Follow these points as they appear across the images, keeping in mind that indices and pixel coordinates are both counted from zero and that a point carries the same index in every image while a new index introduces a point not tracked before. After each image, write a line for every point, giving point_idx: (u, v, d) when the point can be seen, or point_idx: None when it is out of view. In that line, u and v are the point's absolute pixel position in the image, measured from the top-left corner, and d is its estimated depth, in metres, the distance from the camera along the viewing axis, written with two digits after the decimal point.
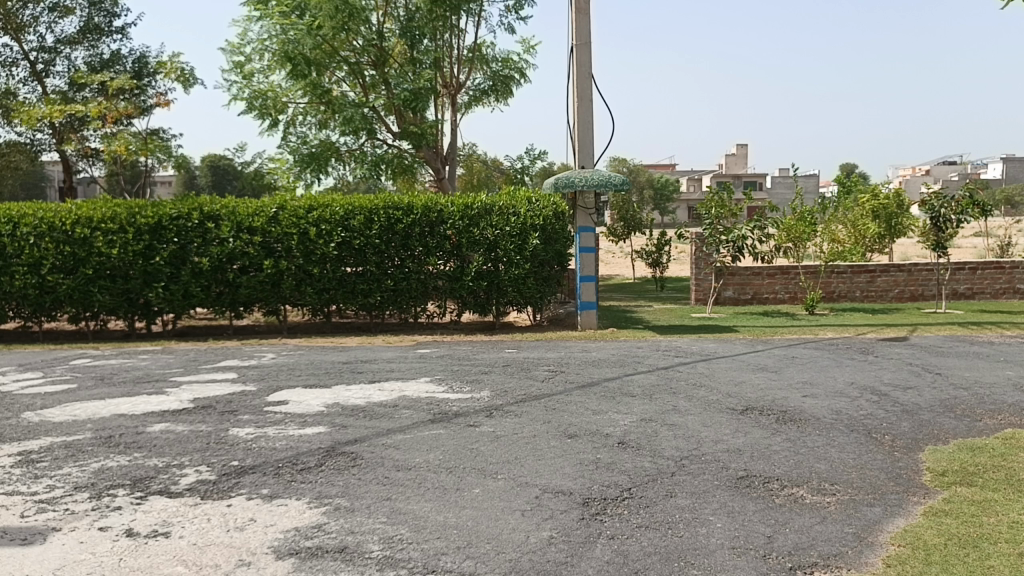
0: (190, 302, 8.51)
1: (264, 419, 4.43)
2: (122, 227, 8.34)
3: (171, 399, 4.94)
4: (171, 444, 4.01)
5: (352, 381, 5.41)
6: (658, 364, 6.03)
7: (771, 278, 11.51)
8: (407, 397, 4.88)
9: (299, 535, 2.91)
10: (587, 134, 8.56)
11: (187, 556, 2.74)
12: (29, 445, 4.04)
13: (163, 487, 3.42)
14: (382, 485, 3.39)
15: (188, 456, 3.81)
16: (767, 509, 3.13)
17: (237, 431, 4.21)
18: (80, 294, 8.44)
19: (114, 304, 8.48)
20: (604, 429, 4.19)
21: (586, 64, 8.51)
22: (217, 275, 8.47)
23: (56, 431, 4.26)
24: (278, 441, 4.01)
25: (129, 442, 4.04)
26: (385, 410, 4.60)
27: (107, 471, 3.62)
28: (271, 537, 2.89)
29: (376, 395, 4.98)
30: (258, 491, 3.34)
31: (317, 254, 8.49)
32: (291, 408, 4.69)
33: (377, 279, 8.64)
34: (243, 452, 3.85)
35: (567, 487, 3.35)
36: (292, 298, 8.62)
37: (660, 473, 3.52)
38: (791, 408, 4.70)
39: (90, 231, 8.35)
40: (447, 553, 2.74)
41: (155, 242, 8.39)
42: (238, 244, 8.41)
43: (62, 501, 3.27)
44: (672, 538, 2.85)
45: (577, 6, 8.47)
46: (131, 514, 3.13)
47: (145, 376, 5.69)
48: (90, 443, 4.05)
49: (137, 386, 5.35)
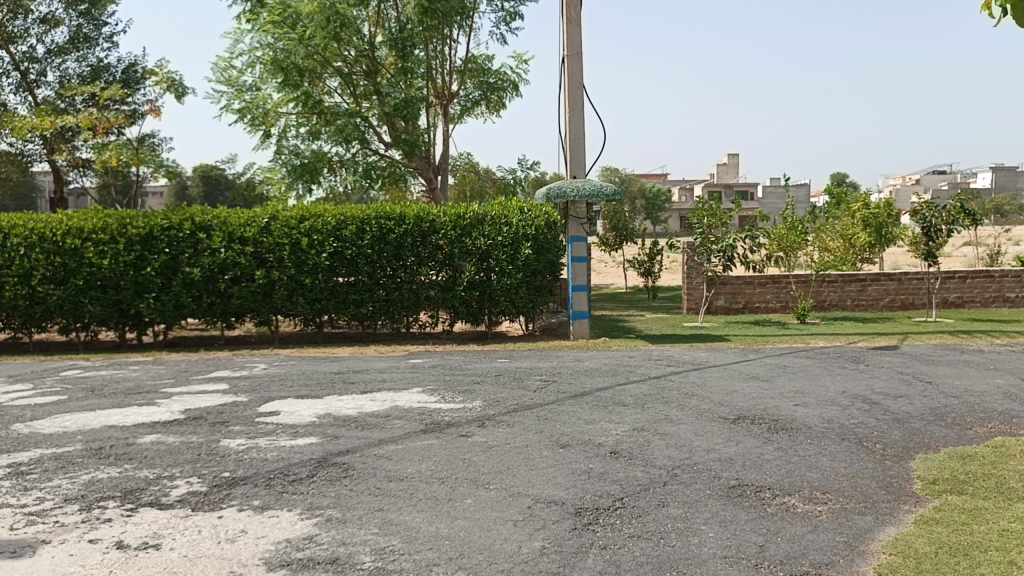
0: (182, 313, 8.48)
1: (256, 430, 4.42)
2: (113, 237, 8.33)
3: (162, 410, 4.92)
4: (162, 455, 3.99)
5: (344, 391, 5.40)
6: (651, 374, 6.04)
7: (763, 286, 11.54)
8: (400, 408, 4.87)
9: (291, 546, 2.90)
10: (579, 143, 8.58)
11: (178, 568, 2.73)
12: (19, 457, 4.02)
13: (154, 499, 3.40)
14: (374, 496, 3.38)
15: (179, 467, 3.79)
16: (759, 518, 3.14)
17: (228, 442, 4.20)
18: (71, 305, 8.40)
19: (105, 315, 8.44)
20: (597, 438, 4.20)
21: (578, 74, 8.54)
22: (209, 285, 8.45)
23: (46, 443, 4.24)
24: (270, 452, 4.00)
25: (119, 454, 4.02)
26: (378, 420, 4.59)
27: (97, 483, 3.60)
28: (263, 548, 2.88)
29: (369, 405, 4.97)
30: (250, 502, 3.33)
31: (309, 264, 8.48)
32: (282, 418, 4.67)
33: (369, 289, 8.63)
34: (235, 463, 3.84)
35: (560, 497, 3.35)
36: (284, 308, 8.59)
37: (652, 482, 3.52)
38: (782, 417, 4.72)
39: (80, 242, 8.33)
40: (439, 564, 2.73)
41: (147, 252, 8.36)
42: (230, 254, 8.39)
43: (51, 513, 3.25)
44: (665, 547, 2.86)
45: (569, 17, 8.51)
46: (121, 526, 3.11)
47: (136, 387, 5.67)
48: (80, 454, 4.03)
49: (128, 397, 5.33)
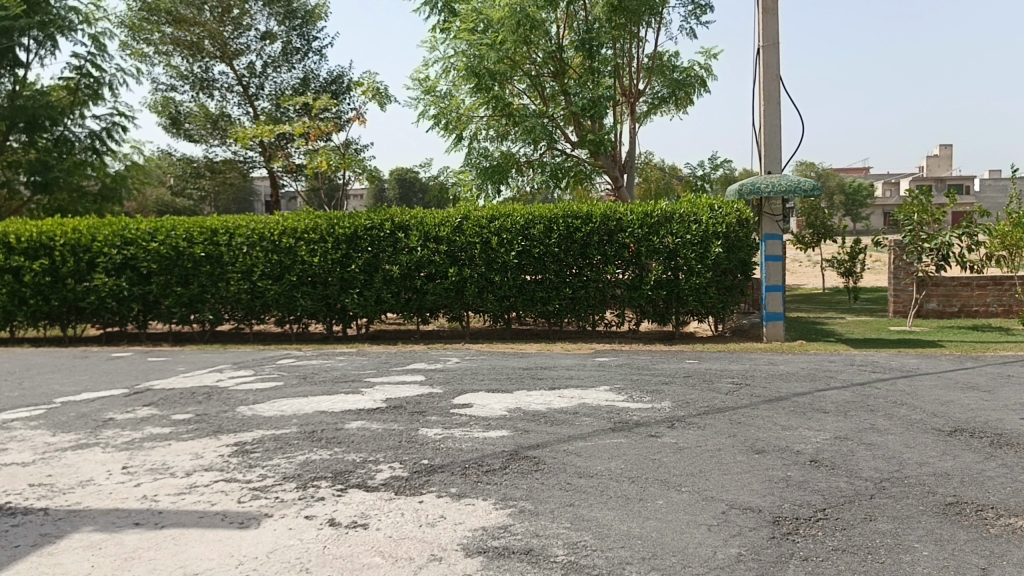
0: (382, 308, 9.00)
1: (451, 421, 4.61)
2: (323, 236, 8.98)
3: (365, 398, 5.25)
4: (368, 440, 4.26)
5: (533, 387, 5.52)
6: (852, 380, 5.69)
7: (982, 289, 10.59)
8: (588, 405, 4.91)
9: (487, 535, 3.00)
10: (774, 137, 8.25)
11: (385, 547, 2.90)
12: (244, 436, 4.44)
13: (361, 481, 3.63)
14: (566, 491, 3.43)
15: (382, 453, 4.03)
16: (981, 540, 2.88)
17: (426, 431, 4.41)
18: (285, 299, 9.13)
19: (314, 308, 9.11)
20: (794, 445, 4.02)
21: (774, 65, 8.20)
22: (406, 281, 8.91)
23: (266, 425, 4.65)
24: (465, 443, 4.16)
25: (329, 438, 4.34)
26: (567, 417, 4.65)
27: (311, 463, 3.90)
28: (461, 534, 3.00)
29: (558, 401, 5.04)
30: (448, 490, 3.48)
31: (499, 262, 8.73)
32: (476, 411, 4.84)
33: (556, 288, 8.75)
34: (432, 451, 4.03)
35: (755, 504, 3.24)
36: (474, 305, 8.89)
37: (857, 494, 3.33)
38: (1008, 431, 4.29)
39: (294, 241, 9.03)
40: (632, 562, 2.73)
41: (351, 251, 8.95)
42: (426, 253, 8.80)
43: (273, 489, 3.56)
44: (873, 564, 2.69)
45: (764, 6, 8.20)
46: (333, 505, 3.36)
47: (342, 377, 6.09)
48: (296, 437, 4.39)
49: (335, 385, 5.73)
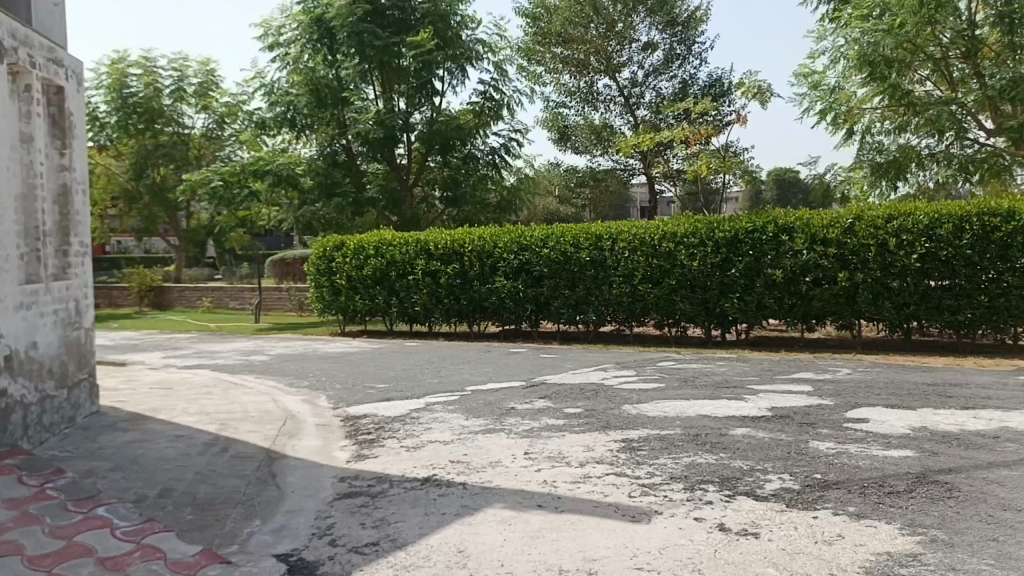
0: (764, 314, 8.72)
1: (845, 435, 4.31)
2: (704, 241, 8.89)
3: (749, 406, 5.13)
4: (754, 448, 4.16)
5: (942, 405, 4.93)
6: None
7: None
8: (1013, 430, 4.26)
9: (893, 561, 2.74)
10: None
11: (778, 559, 2.80)
12: (631, 434, 4.60)
13: (750, 489, 3.55)
14: (990, 524, 3.00)
15: (770, 462, 3.91)
16: None
17: (817, 444, 4.17)
18: (666, 303, 9.25)
19: (694, 313, 9.11)
20: None
21: None
22: (791, 286, 8.52)
23: (652, 425, 4.77)
24: (862, 460, 3.86)
25: (714, 442, 4.32)
26: (986, 441, 4.08)
27: (698, 466, 3.91)
28: (863, 557, 2.78)
29: (974, 423, 4.45)
30: (845, 508, 3.25)
31: (897, 266, 7.97)
32: (873, 427, 4.47)
33: (969, 295, 7.83)
34: (825, 466, 3.80)
35: None
36: (867, 312, 8.27)
37: None
38: None
39: (675, 246, 9.09)
40: None
41: (732, 255, 8.77)
42: (813, 256, 8.31)
43: (661, 487, 3.64)
44: None
45: None
46: (721, 509, 3.33)
47: (724, 382, 6.02)
48: (680, 438, 4.44)
49: (717, 390, 5.69)
